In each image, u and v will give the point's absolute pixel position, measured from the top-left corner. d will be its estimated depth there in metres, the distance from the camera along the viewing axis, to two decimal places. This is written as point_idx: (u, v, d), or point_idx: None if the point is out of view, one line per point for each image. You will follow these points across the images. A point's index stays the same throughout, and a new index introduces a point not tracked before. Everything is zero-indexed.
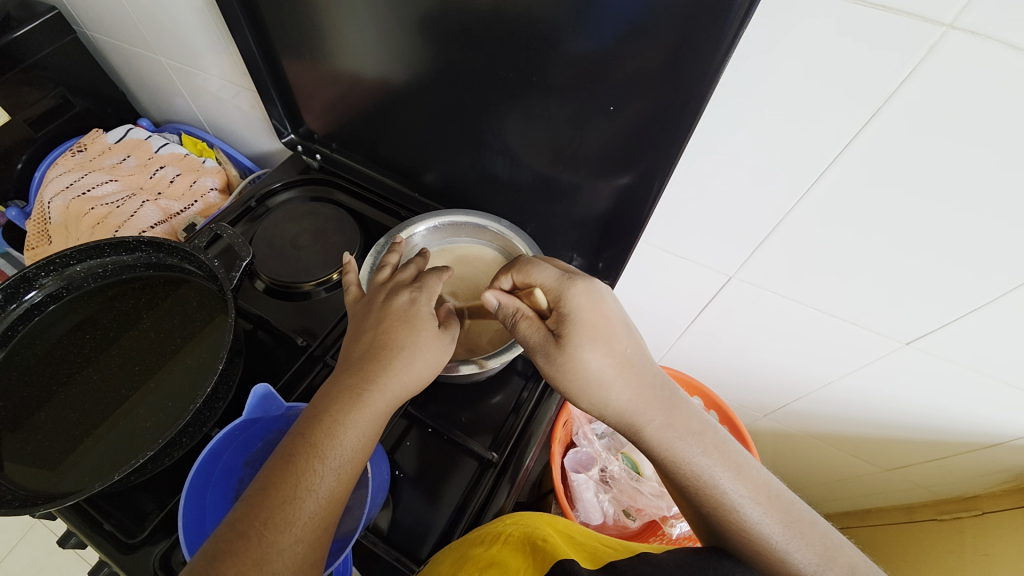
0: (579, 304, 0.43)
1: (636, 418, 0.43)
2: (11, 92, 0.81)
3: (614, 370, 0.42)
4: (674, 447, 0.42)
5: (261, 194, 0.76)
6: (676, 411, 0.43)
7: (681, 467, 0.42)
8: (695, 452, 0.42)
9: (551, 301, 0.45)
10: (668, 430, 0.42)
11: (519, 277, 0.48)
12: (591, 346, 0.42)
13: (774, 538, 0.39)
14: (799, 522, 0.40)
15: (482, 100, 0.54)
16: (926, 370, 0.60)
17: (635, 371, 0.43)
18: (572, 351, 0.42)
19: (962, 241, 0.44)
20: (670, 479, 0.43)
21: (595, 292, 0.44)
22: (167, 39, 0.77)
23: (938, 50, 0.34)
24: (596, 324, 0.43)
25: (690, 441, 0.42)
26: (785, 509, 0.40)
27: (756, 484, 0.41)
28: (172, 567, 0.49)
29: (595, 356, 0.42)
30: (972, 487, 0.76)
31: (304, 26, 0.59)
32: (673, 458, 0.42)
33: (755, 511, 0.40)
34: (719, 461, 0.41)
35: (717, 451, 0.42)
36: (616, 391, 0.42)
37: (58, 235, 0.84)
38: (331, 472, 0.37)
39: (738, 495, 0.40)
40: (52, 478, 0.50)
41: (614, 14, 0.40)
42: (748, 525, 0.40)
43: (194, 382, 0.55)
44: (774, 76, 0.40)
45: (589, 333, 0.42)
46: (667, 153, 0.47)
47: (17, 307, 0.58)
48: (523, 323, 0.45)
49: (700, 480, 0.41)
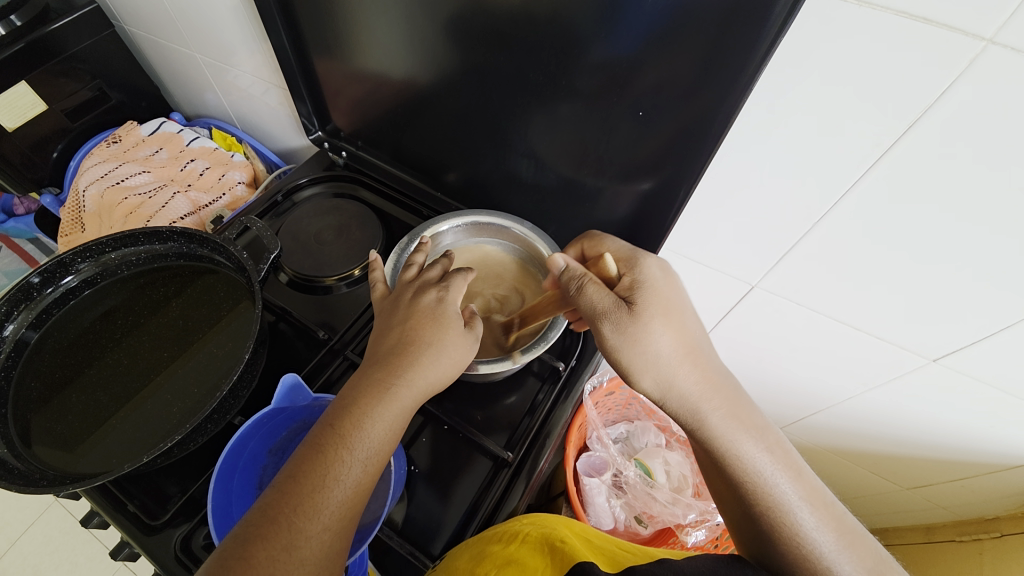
0: (651, 280, 0.45)
1: (701, 407, 0.42)
2: (49, 83, 0.84)
3: (682, 354, 0.43)
4: (737, 442, 0.42)
5: (288, 189, 0.77)
6: (739, 406, 0.43)
7: (742, 462, 0.41)
8: (756, 448, 0.42)
9: (623, 271, 0.46)
10: (730, 422, 0.42)
11: (590, 246, 0.52)
12: (663, 325, 0.42)
13: (825, 545, 0.39)
14: (847, 532, 0.40)
15: (510, 101, 0.55)
16: (952, 387, 0.59)
17: (703, 359, 0.43)
18: (643, 321, 0.42)
19: (997, 258, 0.44)
20: (724, 476, 0.42)
21: (666, 271, 0.46)
22: (201, 35, 0.79)
23: (979, 64, 0.34)
24: (666, 301, 0.44)
25: (750, 437, 0.42)
26: (838, 519, 0.40)
27: (810, 489, 0.41)
28: (192, 550, 0.50)
29: (667, 335, 0.42)
30: (994, 508, 0.74)
31: (335, 24, 0.60)
32: (733, 453, 0.42)
33: (810, 515, 0.40)
34: (779, 461, 0.42)
35: (775, 451, 0.42)
36: (683, 374, 0.42)
37: (91, 223, 0.86)
38: (359, 462, 0.38)
39: (795, 498, 0.40)
40: (79, 458, 0.51)
41: (647, 18, 0.40)
42: (801, 529, 0.39)
43: (220, 370, 0.57)
44: (806, 83, 0.40)
45: (660, 306, 0.43)
46: (694, 159, 0.47)
47: (52, 290, 0.60)
48: (588, 287, 0.44)
49: (759, 476, 0.41)
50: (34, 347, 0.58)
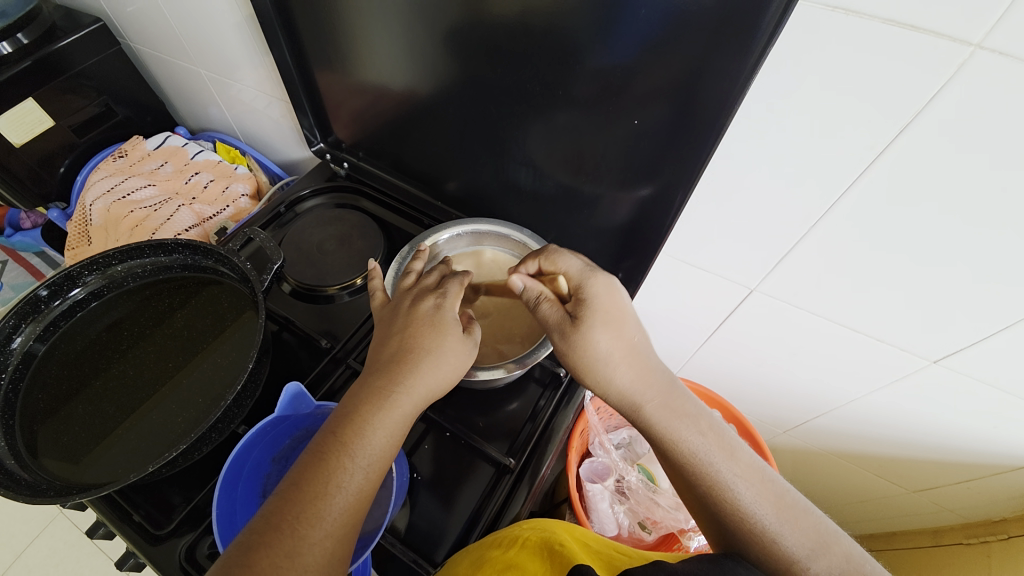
0: (596, 292, 0.46)
1: (638, 399, 0.44)
2: (57, 100, 0.85)
3: (619, 352, 0.44)
4: (672, 428, 0.42)
5: (290, 200, 0.78)
6: (674, 395, 0.44)
7: (678, 447, 0.42)
8: (691, 433, 0.42)
9: (572, 288, 0.48)
10: (665, 410, 0.43)
11: (545, 263, 0.50)
12: (600, 328, 0.44)
13: (764, 519, 0.39)
14: (790, 507, 0.40)
15: (508, 111, 0.55)
16: (953, 388, 0.59)
17: (637, 355, 0.44)
18: (585, 333, 0.45)
19: (992, 259, 0.44)
20: (666, 463, 0.44)
21: (612, 286, 0.47)
22: (206, 51, 0.80)
23: (967, 68, 0.34)
24: (608, 310, 0.45)
25: (685, 424, 0.42)
26: (779, 496, 0.40)
27: (749, 468, 0.41)
28: (196, 560, 0.50)
29: (605, 337, 0.44)
30: (1000, 510, 0.74)
31: (336, 38, 0.62)
32: (670, 439, 0.42)
33: (747, 491, 0.40)
34: (715, 443, 0.42)
35: (711, 434, 0.42)
36: (620, 369, 0.44)
37: (98, 236, 0.88)
38: (360, 470, 0.38)
39: (732, 477, 0.41)
40: (85, 468, 0.52)
41: (640, 28, 0.41)
42: (739, 505, 0.40)
43: (224, 380, 0.57)
44: (796, 89, 0.41)
45: (601, 316, 0.45)
46: (690, 166, 0.48)
47: (60, 303, 0.61)
48: (544, 304, 0.47)
49: (696, 460, 0.41)
50: (41, 359, 0.58)
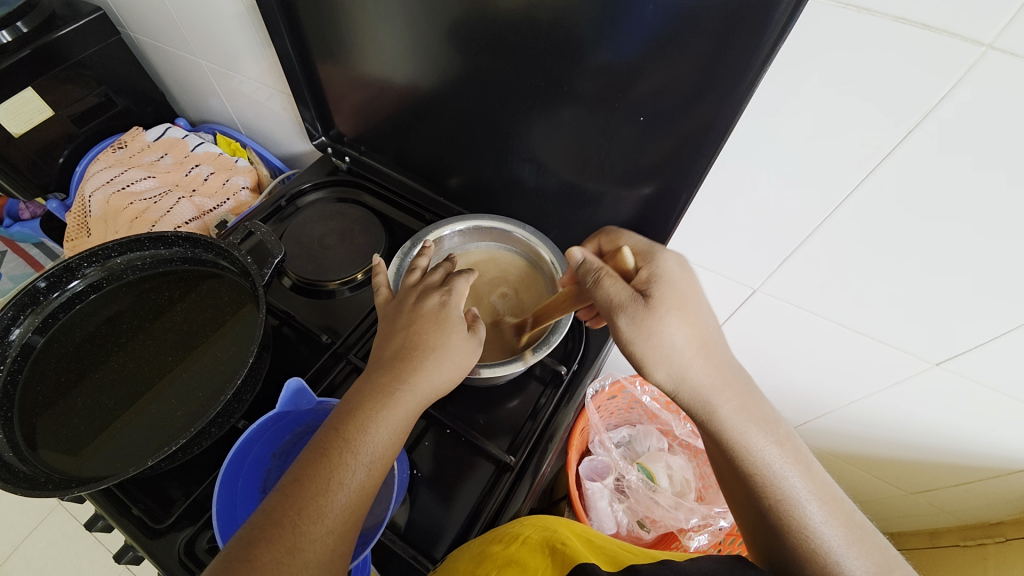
0: (670, 273, 0.44)
1: (712, 399, 0.42)
2: (56, 89, 0.85)
3: (696, 346, 0.42)
4: (747, 435, 0.41)
5: (292, 194, 0.77)
6: (749, 399, 0.43)
7: (753, 455, 0.41)
8: (767, 442, 0.41)
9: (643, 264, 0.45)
10: (739, 415, 0.42)
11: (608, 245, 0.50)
12: (678, 316, 0.42)
13: (833, 541, 0.39)
14: (855, 528, 0.40)
15: (512, 107, 0.55)
16: (955, 391, 0.59)
17: (714, 352, 0.43)
18: (658, 316, 0.41)
19: (998, 262, 0.44)
20: (732, 469, 0.42)
21: (686, 265, 0.45)
22: (206, 41, 0.80)
23: (977, 69, 0.34)
24: (683, 294, 0.43)
25: (759, 430, 0.42)
26: (846, 516, 0.40)
27: (821, 486, 0.41)
28: (195, 554, 0.50)
29: (680, 328, 0.42)
30: (998, 512, 0.74)
31: (339, 30, 0.61)
32: (742, 445, 0.41)
33: (819, 510, 0.40)
34: (789, 456, 0.41)
35: (787, 446, 0.42)
36: (695, 365, 0.42)
37: (97, 228, 0.87)
38: (362, 466, 0.38)
39: (804, 492, 0.40)
40: (84, 461, 0.51)
41: (647, 24, 0.41)
42: (810, 523, 0.39)
43: (224, 374, 0.57)
44: (804, 87, 0.41)
45: (676, 300, 0.42)
46: (696, 164, 0.48)
47: (59, 294, 0.60)
48: (606, 280, 0.43)
49: (770, 470, 0.41)
50: (40, 351, 0.58)
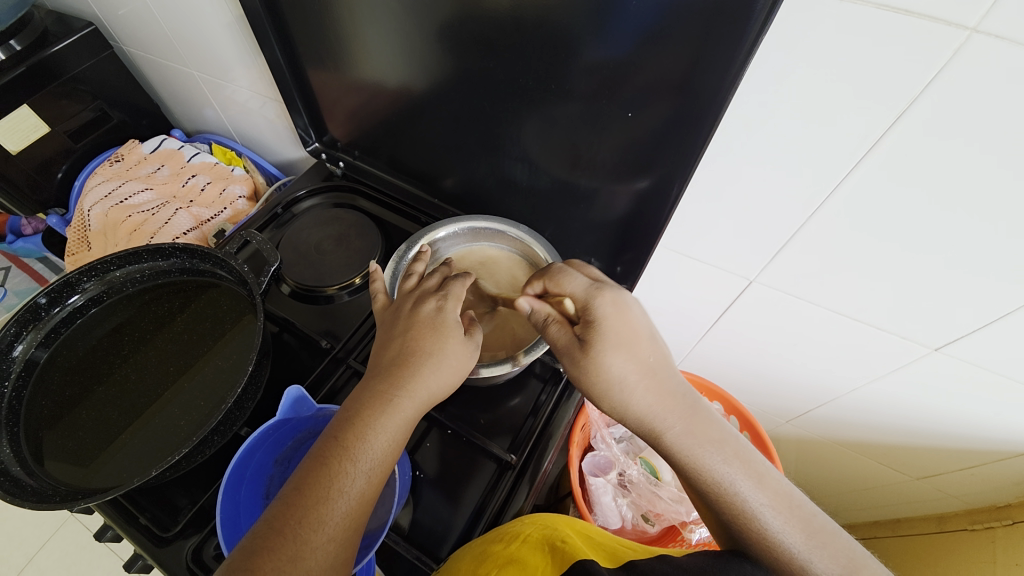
0: (605, 310, 0.45)
1: (658, 424, 0.43)
2: (51, 105, 0.85)
3: (635, 375, 0.43)
4: (697, 454, 0.42)
5: (287, 201, 0.78)
6: (697, 417, 0.43)
7: (704, 475, 0.41)
8: (715, 459, 0.41)
9: (580, 309, 0.46)
10: (689, 436, 0.42)
11: (551, 285, 0.49)
12: (613, 350, 0.43)
13: (793, 547, 0.38)
14: (817, 532, 0.39)
15: (502, 107, 0.55)
16: (956, 375, 0.58)
17: (655, 376, 0.43)
18: (597, 356, 0.43)
19: (994, 244, 0.43)
20: (691, 487, 0.43)
21: (621, 301, 0.45)
22: (198, 53, 0.80)
23: (963, 54, 0.34)
24: (620, 331, 0.44)
25: (710, 448, 0.42)
26: (806, 521, 0.39)
27: (777, 494, 0.40)
28: (202, 561, 0.50)
29: (617, 360, 0.43)
30: (1004, 496, 0.73)
31: (328, 37, 0.61)
32: (692, 465, 0.42)
33: (775, 520, 0.39)
34: (740, 470, 0.41)
35: (738, 459, 0.41)
36: (637, 395, 0.43)
37: (97, 241, 0.88)
38: (362, 474, 0.39)
39: (759, 504, 0.40)
40: (88, 473, 0.52)
41: (631, 19, 0.41)
42: (766, 534, 0.39)
43: (225, 382, 0.58)
44: (792, 78, 0.40)
45: (614, 338, 0.44)
46: (685, 158, 0.48)
47: (60, 310, 0.61)
48: (552, 326, 0.47)
49: (722, 487, 0.41)
50: (44, 366, 0.59)
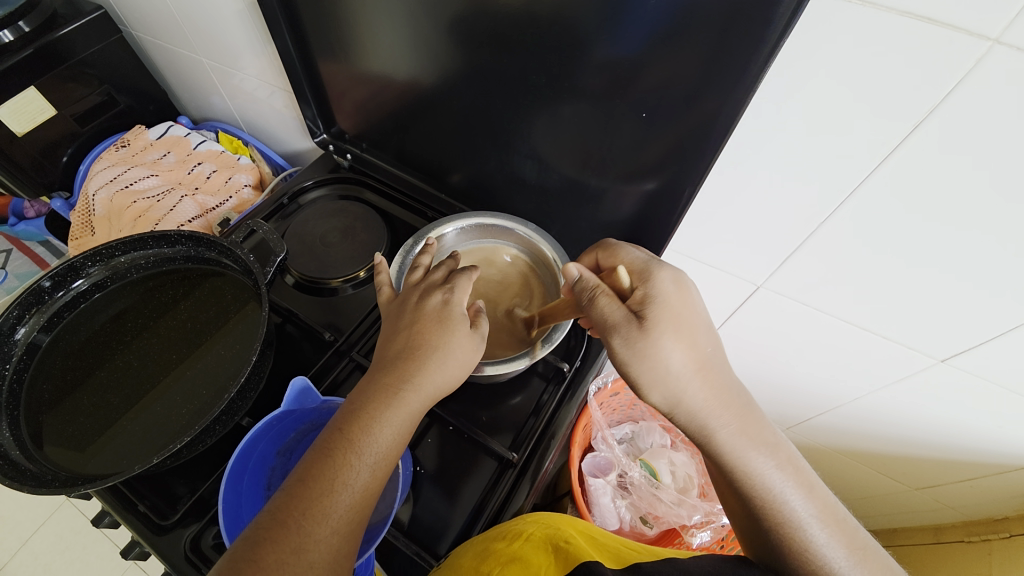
0: (667, 294, 0.43)
1: (712, 422, 0.41)
2: (57, 88, 0.85)
3: (693, 368, 0.41)
4: (748, 458, 0.41)
5: (294, 191, 0.77)
6: (750, 420, 0.42)
7: (754, 479, 0.41)
8: (767, 465, 0.41)
9: (637, 280, 0.44)
10: (741, 438, 0.42)
11: (603, 257, 0.50)
12: (675, 338, 0.41)
13: (836, 562, 0.39)
14: (856, 545, 0.40)
15: (513, 103, 0.55)
16: (960, 387, 0.58)
17: (713, 372, 0.42)
18: (655, 337, 0.41)
19: (1006, 257, 0.43)
20: (734, 491, 0.42)
21: (681, 282, 0.44)
22: (208, 39, 0.80)
23: (983, 65, 0.34)
24: (681, 317, 0.42)
25: (762, 453, 0.42)
26: (848, 534, 0.40)
27: (823, 505, 0.41)
28: (201, 550, 0.50)
29: (678, 349, 0.41)
30: (1002, 508, 0.73)
31: (340, 28, 0.61)
32: (744, 468, 0.41)
33: (821, 532, 0.40)
34: (790, 477, 0.41)
35: (787, 466, 0.42)
36: (692, 390, 0.41)
37: (101, 226, 0.88)
38: (367, 467, 0.38)
39: (807, 514, 0.40)
40: (87, 459, 0.52)
41: (648, 17, 0.40)
42: (813, 545, 0.39)
43: (227, 372, 0.57)
44: (808, 84, 0.40)
45: (673, 321, 0.42)
46: (697, 161, 0.47)
47: (64, 293, 0.60)
48: (602, 299, 0.44)
49: (772, 494, 0.41)
50: (46, 350, 0.58)
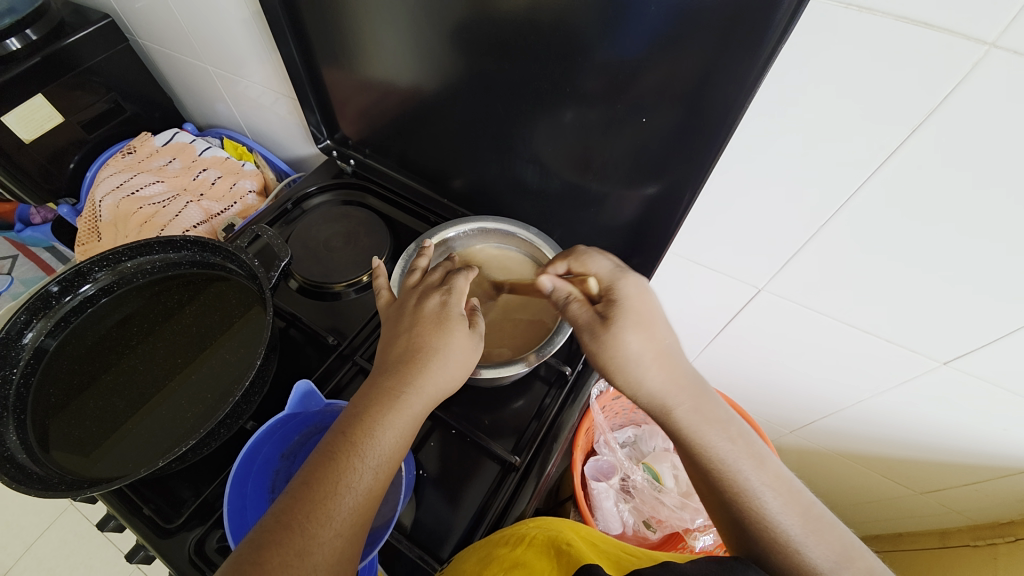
0: (630, 292, 0.47)
1: (668, 401, 0.44)
2: (65, 96, 0.86)
3: (650, 354, 0.44)
4: (702, 433, 0.43)
5: (297, 197, 0.78)
6: (705, 400, 0.44)
7: (707, 452, 0.42)
8: (720, 439, 0.42)
9: (603, 288, 0.48)
10: (695, 415, 0.43)
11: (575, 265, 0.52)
12: (633, 328, 0.44)
13: (790, 530, 0.39)
14: (813, 518, 0.40)
15: (515, 109, 0.55)
16: (963, 389, 0.58)
17: (669, 359, 0.45)
18: (615, 331, 0.44)
19: (1006, 258, 0.43)
20: (694, 469, 0.43)
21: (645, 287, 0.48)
22: (214, 47, 0.81)
23: (980, 69, 0.34)
24: (642, 312, 0.45)
25: (715, 429, 0.43)
26: (805, 508, 0.40)
27: (777, 478, 0.41)
28: (205, 553, 0.50)
29: (636, 338, 0.44)
30: (1008, 512, 0.73)
31: (343, 35, 0.62)
32: (698, 443, 0.43)
33: (775, 500, 0.40)
34: (743, 451, 0.42)
35: (741, 442, 0.42)
36: (652, 371, 0.44)
37: (107, 232, 0.88)
38: (370, 470, 0.39)
39: (760, 484, 0.40)
40: (93, 462, 0.52)
41: (647, 24, 0.41)
42: (767, 514, 0.39)
43: (231, 375, 0.58)
44: (807, 88, 0.41)
45: (634, 317, 0.45)
46: (698, 165, 0.48)
47: (71, 299, 0.61)
48: (573, 304, 0.48)
49: (725, 466, 0.41)
50: (52, 354, 0.59)
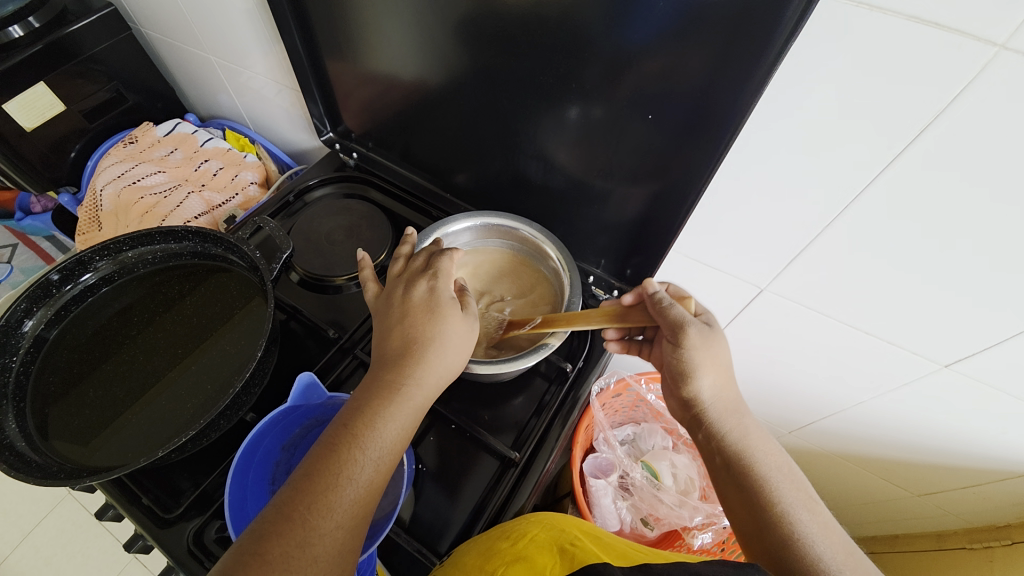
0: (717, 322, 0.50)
1: (735, 406, 0.46)
2: (67, 84, 0.85)
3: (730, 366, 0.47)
4: (757, 445, 0.44)
5: (299, 189, 0.78)
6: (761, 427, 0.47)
7: (761, 462, 0.43)
8: (770, 456, 0.44)
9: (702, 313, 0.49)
10: (753, 429, 0.45)
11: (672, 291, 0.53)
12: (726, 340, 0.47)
13: (827, 553, 0.38)
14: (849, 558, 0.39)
15: (520, 104, 0.55)
16: (964, 393, 0.58)
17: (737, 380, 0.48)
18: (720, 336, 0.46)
19: (1010, 262, 0.43)
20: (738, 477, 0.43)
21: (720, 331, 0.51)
22: (217, 38, 0.80)
23: (990, 70, 0.34)
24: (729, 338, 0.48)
25: (766, 446, 0.45)
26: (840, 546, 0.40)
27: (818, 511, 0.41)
28: (204, 544, 0.50)
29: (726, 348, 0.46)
30: (1004, 515, 0.73)
31: (347, 27, 0.61)
32: (752, 450, 0.44)
33: (814, 523, 0.40)
34: (789, 474, 0.43)
35: (788, 470, 0.44)
36: (728, 379, 0.46)
37: (108, 222, 0.88)
38: (371, 462, 0.39)
39: (801, 506, 0.41)
40: (92, 451, 0.52)
41: (656, 19, 0.41)
42: (806, 531, 0.39)
43: (231, 367, 0.58)
44: (814, 86, 0.40)
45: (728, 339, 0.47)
46: (703, 163, 0.48)
47: (71, 287, 0.61)
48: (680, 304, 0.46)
49: (773, 478, 0.42)
50: (52, 343, 0.59)
